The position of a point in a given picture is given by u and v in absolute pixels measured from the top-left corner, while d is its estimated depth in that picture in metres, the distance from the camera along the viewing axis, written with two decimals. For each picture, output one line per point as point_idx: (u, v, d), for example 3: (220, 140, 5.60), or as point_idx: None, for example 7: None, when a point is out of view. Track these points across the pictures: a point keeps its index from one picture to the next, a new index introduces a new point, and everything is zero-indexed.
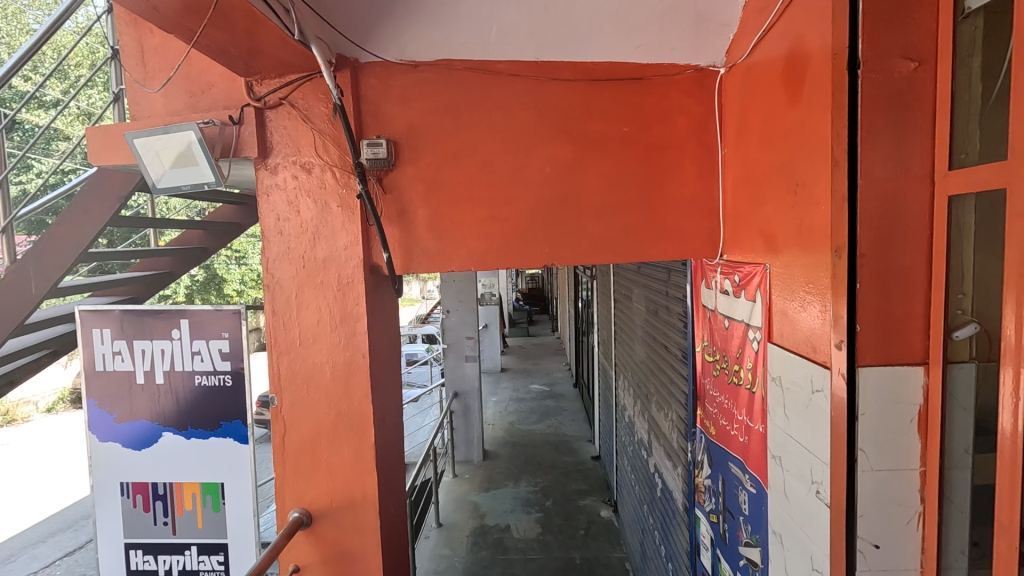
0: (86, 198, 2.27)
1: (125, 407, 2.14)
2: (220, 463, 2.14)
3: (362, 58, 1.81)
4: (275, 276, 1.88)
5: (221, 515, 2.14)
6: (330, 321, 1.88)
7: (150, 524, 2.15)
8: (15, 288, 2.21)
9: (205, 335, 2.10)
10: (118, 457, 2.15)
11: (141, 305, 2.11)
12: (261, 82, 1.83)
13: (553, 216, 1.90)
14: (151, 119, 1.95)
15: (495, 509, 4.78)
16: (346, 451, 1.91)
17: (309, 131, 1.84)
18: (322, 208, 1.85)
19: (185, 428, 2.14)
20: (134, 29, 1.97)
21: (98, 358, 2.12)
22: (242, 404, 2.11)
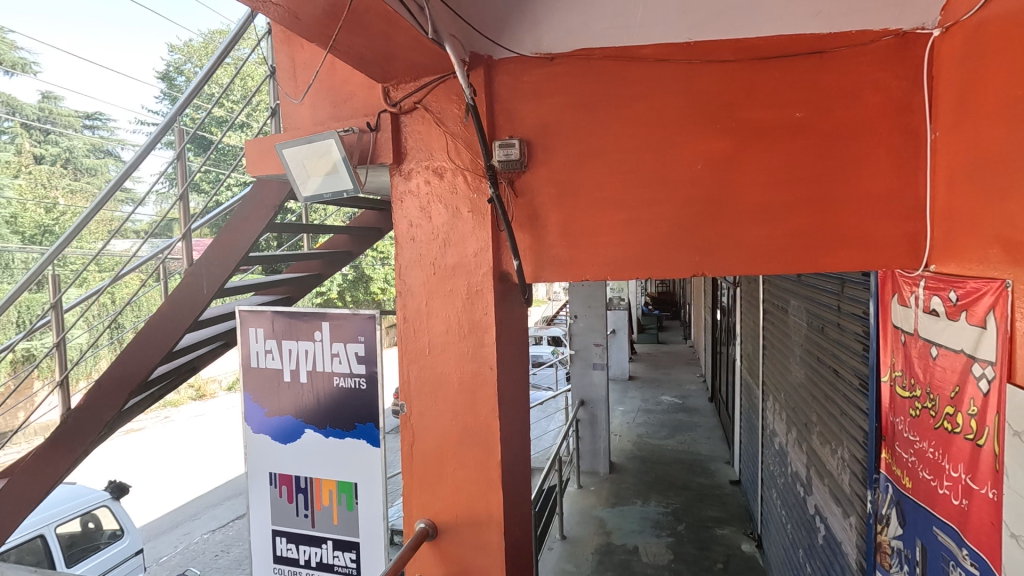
0: (249, 207, 2.49)
1: (274, 402, 2.29)
2: (354, 463, 2.19)
3: (496, 54, 1.72)
4: (406, 282, 1.87)
5: (354, 514, 2.19)
6: (458, 330, 1.81)
7: (292, 515, 2.27)
8: (191, 289, 2.48)
9: (343, 338, 2.16)
10: (268, 448, 2.30)
11: (289, 306, 2.24)
12: (397, 87, 1.82)
13: (704, 220, 1.65)
14: (300, 130, 2.05)
15: (622, 527, 4.52)
16: (470, 466, 1.84)
17: (442, 134, 1.79)
18: (453, 213, 1.79)
19: (324, 426, 2.22)
20: (288, 46, 2.08)
21: (253, 355, 2.29)
22: (374, 407, 2.13)
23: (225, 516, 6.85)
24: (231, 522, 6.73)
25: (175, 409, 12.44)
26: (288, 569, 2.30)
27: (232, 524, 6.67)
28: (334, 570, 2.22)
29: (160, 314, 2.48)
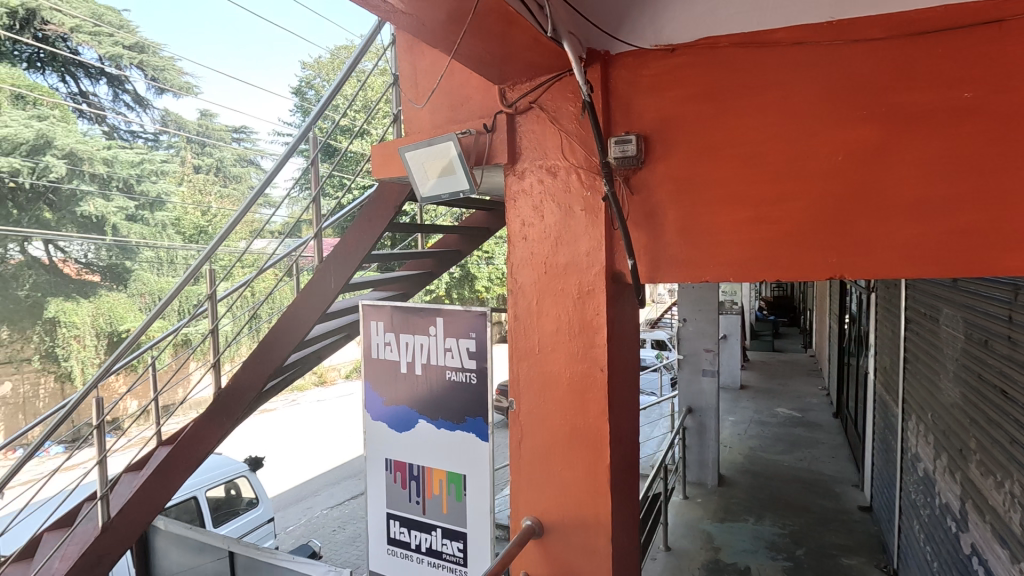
0: (373, 207, 2.66)
1: (391, 392, 2.43)
2: (463, 455, 2.25)
3: (613, 49, 1.69)
4: (518, 281, 1.89)
5: (462, 505, 2.26)
6: (568, 330, 1.80)
7: (405, 500, 2.40)
8: (321, 283, 2.70)
9: (456, 334, 2.23)
10: (385, 435, 2.45)
11: (407, 301, 2.37)
12: (513, 88, 1.85)
13: (843, 217, 1.49)
14: (420, 134, 2.15)
15: (732, 544, 4.24)
16: (578, 467, 1.82)
17: (557, 132, 1.79)
18: (566, 211, 1.78)
19: (436, 418, 2.31)
20: (411, 54, 2.19)
21: (375, 346, 2.45)
22: (483, 402, 2.18)
23: (342, 495, 7.40)
24: (347, 501, 7.25)
25: (301, 393, 13.66)
26: (401, 551, 2.43)
27: (347, 503, 7.19)
28: (443, 557, 2.31)
29: (295, 305, 2.73)
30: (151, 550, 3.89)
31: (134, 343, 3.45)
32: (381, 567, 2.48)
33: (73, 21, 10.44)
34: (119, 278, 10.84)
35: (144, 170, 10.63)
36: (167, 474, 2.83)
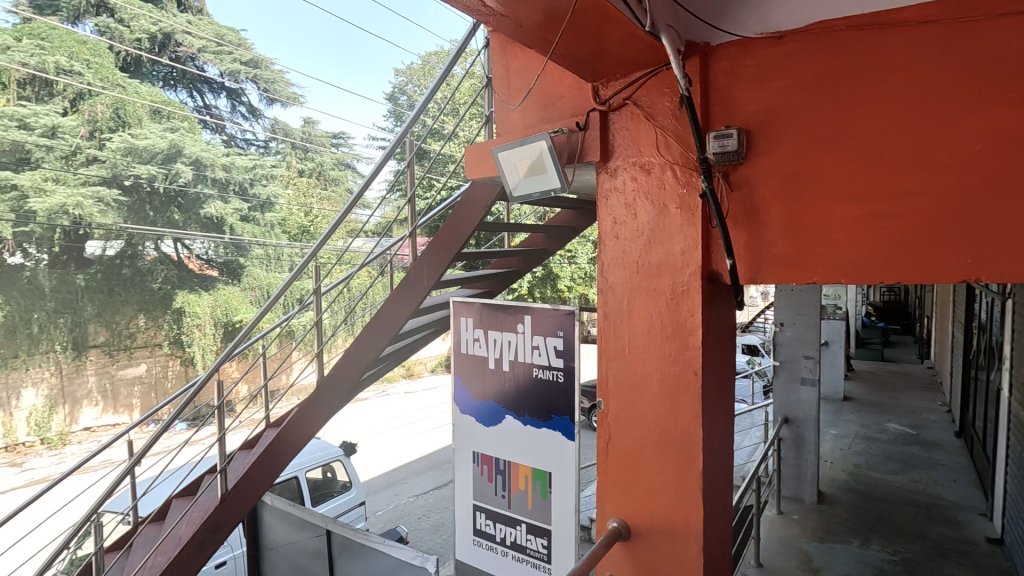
0: (465, 207, 2.75)
1: (479, 387, 2.49)
2: (549, 452, 2.26)
3: (713, 40, 1.63)
4: (609, 280, 1.88)
5: (548, 502, 2.27)
6: (661, 331, 1.76)
7: (491, 493, 2.45)
8: (415, 280, 2.82)
9: (543, 332, 2.25)
10: (473, 429, 2.52)
11: (497, 299, 2.42)
12: (606, 85, 1.83)
13: (980, 214, 1.33)
14: (511, 134, 2.18)
15: (834, 567, 3.93)
16: (668, 472, 1.77)
17: (651, 129, 1.75)
18: (659, 209, 1.74)
19: (523, 415, 2.34)
20: (504, 57, 2.24)
21: (464, 342, 2.53)
22: (570, 401, 2.17)
23: (427, 485, 7.68)
24: (431, 490, 7.52)
25: (390, 385, 14.33)
26: (486, 543, 2.49)
27: (431, 493, 7.45)
28: (527, 552, 2.34)
29: (390, 300, 2.87)
30: (259, 522, 4.25)
31: (249, 333, 3.75)
32: (468, 557, 2.55)
33: (200, 43, 11.68)
34: (234, 273, 11.96)
35: (257, 175, 11.66)
36: (276, 453, 3.08)
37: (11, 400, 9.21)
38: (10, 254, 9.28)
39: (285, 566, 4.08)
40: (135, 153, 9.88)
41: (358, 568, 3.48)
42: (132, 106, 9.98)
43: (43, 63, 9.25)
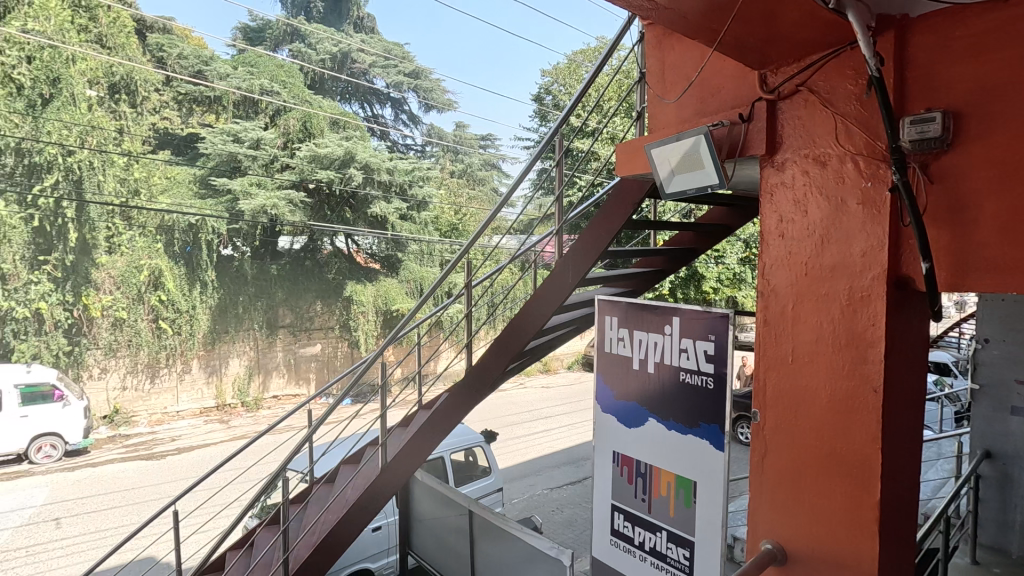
0: (613, 205, 2.75)
1: (621, 387, 2.46)
2: (694, 461, 2.16)
3: (912, 12, 1.43)
4: (773, 282, 1.75)
5: (691, 512, 2.18)
6: (832, 341, 1.59)
7: (631, 496, 2.42)
8: (559, 279, 2.88)
9: (693, 335, 2.15)
10: (614, 429, 2.50)
11: (643, 299, 2.37)
12: (776, 74, 1.71)
13: None
14: (666, 130, 2.13)
15: None
16: (835, 495, 1.59)
17: (829, 116, 1.59)
18: (835, 206, 1.58)
19: (667, 419, 2.27)
20: (660, 50, 2.18)
21: (608, 341, 2.52)
22: (720, 409, 2.05)
23: (561, 479, 7.77)
24: (565, 485, 7.60)
25: (527, 378, 14.74)
26: (624, 545, 2.46)
27: (565, 488, 7.54)
28: (667, 560, 2.27)
29: (536, 297, 2.96)
30: (410, 495, 4.65)
31: (407, 324, 4.07)
32: (604, 556, 2.55)
33: (371, 59, 13.01)
34: (393, 267, 13.15)
35: (415, 177, 12.27)
36: (426, 435, 3.34)
37: (222, 367, 11.15)
38: (225, 247, 11.17)
39: (431, 538, 4.41)
40: (319, 160, 11.08)
41: (496, 550, 3.64)
42: (317, 119, 11.41)
43: (252, 86, 10.99)
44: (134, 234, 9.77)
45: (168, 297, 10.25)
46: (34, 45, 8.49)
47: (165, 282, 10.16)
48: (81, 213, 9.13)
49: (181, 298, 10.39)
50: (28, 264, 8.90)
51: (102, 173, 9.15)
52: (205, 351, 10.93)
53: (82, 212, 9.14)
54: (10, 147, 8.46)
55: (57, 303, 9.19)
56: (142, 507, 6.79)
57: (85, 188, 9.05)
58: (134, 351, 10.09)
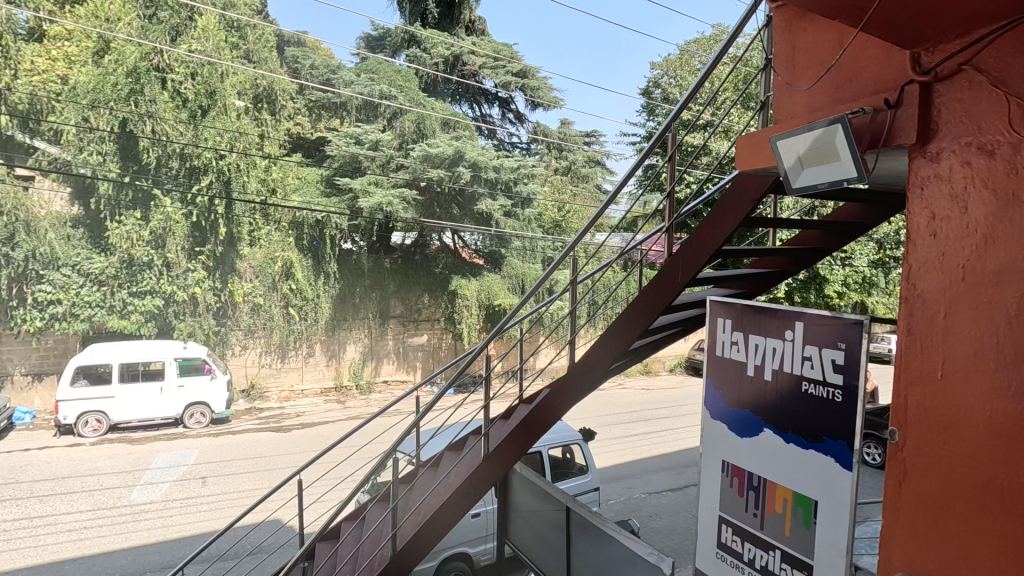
0: (731, 202, 2.61)
1: (733, 393, 2.34)
2: (815, 478, 2.00)
3: None
4: (921, 288, 1.57)
5: (811, 533, 2.02)
6: (994, 358, 1.39)
7: (741, 509, 2.29)
8: (668, 277, 2.79)
9: (818, 342, 1.98)
10: (724, 437, 2.37)
11: (762, 301, 2.23)
12: (933, 53, 1.53)
13: None
14: (794, 119, 2.01)
15: None
16: (991, 534, 1.39)
17: (999, 98, 1.39)
18: (1004, 201, 1.39)
19: (785, 431, 2.12)
20: (788, 32, 2.05)
21: (720, 344, 2.40)
22: (848, 424, 1.88)
23: (660, 485, 7.52)
24: (665, 491, 7.35)
25: (627, 378, 14.44)
26: (731, 559, 2.35)
27: (665, 494, 7.29)
28: None
29: (642, 295, 2.88)
30: (508, 486, 4.75)
31: (512, 318, 4.12)
32: (709, 569, 2.44)
33: (481, 60, 13.39)
34: (497, 263, 13.47)
35: (520, 175, 12.49)
36: (527, 429, 3.38)
37: (340, 351, 12.14)
38: (345, 241, 12.10)
39: (527, 530, 4.48)
40: (430, 160, 11.55)
41: (593, 550, 3.62)
42: (429, 120, 11.93)
43: (373, 92, 11.78)
44: (271, 229, 10.89)
45: (297, 286, 11.32)
46: (197, 63, 9.69)
47: (295, 273, 11.21)
48: (229, 210, 10.35)
49: (308, 287, 11.42)
50: (187, 254, 10.26)
51: (246, 174, 10.29)
52: (327, 336, 11.95)
53: (230, 209, 10.36)
54: (176, 152, 9.72)
55: (209, 289, 10.50)
56: (272, 473, 7.59)
57: (232, 187, 10.24)
58: (268, 333, 11.27)
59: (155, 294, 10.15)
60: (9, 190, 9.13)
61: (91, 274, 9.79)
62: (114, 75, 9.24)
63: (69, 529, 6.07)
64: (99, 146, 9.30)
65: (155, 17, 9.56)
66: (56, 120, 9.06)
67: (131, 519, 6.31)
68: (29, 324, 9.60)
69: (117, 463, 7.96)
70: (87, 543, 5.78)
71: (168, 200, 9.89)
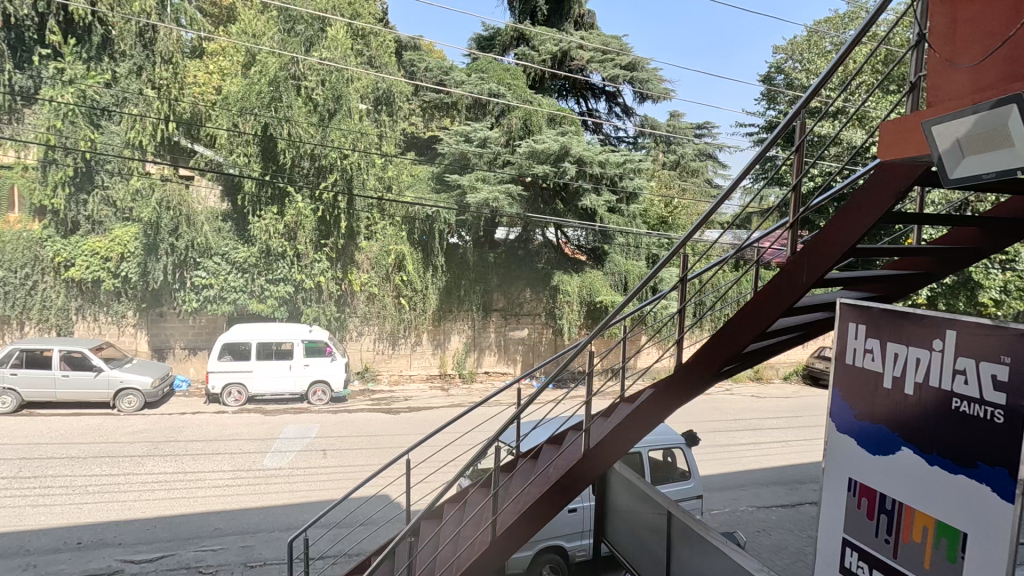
0: (868, 195, 2.38)
1: (865, 406, 2.12)
2: (965, 509, 1.77)
3: None
4: None
5: (957, 569, 1.80)
6: None
7: (870, 533, 2.09)
8: (792, 277, 2.59)
9: (975, 355, 1.75)
10: (852, 454, 2.17)
11: (903, 307, 1.99)
12: None
13: None
14: (956, 99, 1.87)
15: None
16: None
17: None
18: None
19: (928, 452, 1.89)
20: (949, 6, 1.94)
21: (851, 352, 2.19)
22: (1010, 450, 1.64)
23: (770, 500, 7.04)
24: (775, 507, 6.88)
25: (735, 384, 13.67)
26: None
27: (775, 510, 6.82)
28: None
29: (760, 295, 2.70)
30: (606, 485, 4.70)
31: (616, 315, 4.02)
32: None
33: (589, 54, 13.24)
34: (599, 259, 13.31)
35: (626, 170, 11.98)
36: (629, 429, 3.31)
37: (445, 341, 12.74)
38: (452, 236, 12.59)
39: (625, 531, 4.41)
40: (536, 156, 11.53)
41: (695, 559, 3.48)
42: (536, 117, 11.96)
43: (483, 91, 12.08)
44: (386, 223, 11.64)
45: (408, 278, 11.99)
46: (326, 70, 10.44)
47: (406, 266, 11.88)
48: (350, 206, 11.21)
49: (417, 279, 12.03)
50: (315, 246, 11.25)
51: (366, 172, 11.02)
52: (433, 326, 12.57)
53: (351, 205, 11.21)
54: (307, 153, 10.60)
55: (332, 278, 11.45)
56: (382, 452, 8.14)
57: (354, 185, 11.02)
58: (381, 321, 12.06)
59: (287, 281, 11.29)
60: (175, 188, 10.56)
61: (236, 262, 11.09)
62: (259, 84, 10.26)
63: (214, 485, 6.93)
64: (245, 148, 10.45)
65: (292, 31, 10.52)
66: (213, 127, 10.36)
67: (263, 482, 7.07)
68: (187, 305, 11.08)
69: (253, 431, 8.95)
70: (228, 500, 6.56)
71: (300, 196, 10.90)
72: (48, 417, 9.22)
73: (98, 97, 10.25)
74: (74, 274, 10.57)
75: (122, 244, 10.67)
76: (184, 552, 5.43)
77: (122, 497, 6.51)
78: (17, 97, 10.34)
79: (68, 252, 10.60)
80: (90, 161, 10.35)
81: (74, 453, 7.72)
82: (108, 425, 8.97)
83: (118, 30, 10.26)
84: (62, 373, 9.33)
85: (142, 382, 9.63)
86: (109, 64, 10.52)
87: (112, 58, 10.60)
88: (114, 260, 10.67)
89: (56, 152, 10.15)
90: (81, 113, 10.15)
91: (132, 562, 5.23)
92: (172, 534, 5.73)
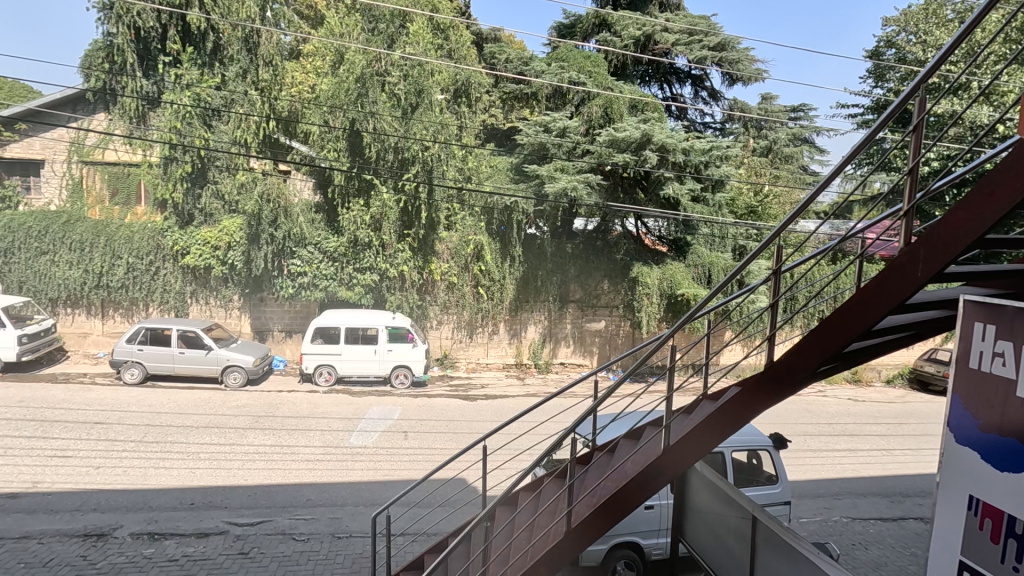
0: (1000, 179, 2.11)
1: (992, 416, 1.89)
2: None
3: None
4: None
5: None
6: None
7: (995, 559, 1.87)
8: (905, 270, 2.35)
9: None
10: (975, 468, 1.94)
11: None
12: None
13: None
14: None
15: None
16: None
17: None
18: None
19: None
20: None
21: (977, 355, 1.96)
22: None
23: (867, 511, 6.52)
24: (874, 520, 6.36)
25: (831, 386, 12.69)
26: None
27: (875, 523, 6.30)
28: None
29: (866, 289, 2.48)
30: (686, 484, 4.54)
31: (701, 308, 3.84)
32: None
33: (675, 37, 12.72)
34: (681, 251, 12.89)
35: (712, 157, 11.34)
36: (711, 429, 3.16)
37: (522, 331, 12.88)
38: (530, 226, 12.65)
39: (705, 532, 4.25)
40: (617, 144, 11.09)
41: (782, 567, 3.28)
42: (617, 104, 11.61)
43: (563, 80, 11.91)
44: (466, 213, 11.84)
45: (486, 267, 12.20)
46: (410, 64, 10.68)
47: (485, 256, 12.08)
48: (431, 196, 11.48)
49: (495, 269, 12.22)
50: (398, 236, 11.67)
51: (446, 164, 11.23)
52: (510, 316, 12.74)
53: (431, 195, 11.48)
54: (392, 146, 10.97)
55: (414, 267, 11.84)
56: (460, 437, 8.37)
57: (434, 176, 11.27)
58: (460, 310, 12.44)
59: (373, 270, 11.83)
60: (275, 181, 11.35)
61: (327, 251, 11.78)
62: (347, 82, 10.64)
63: (307, 459, 7.43)
64: (335, 143, 11.00)
65: (376, 30, 10.89)
66: (308, 124, 11.03)
67: (350, 459, 7.49)
68: (285, 291, 11.90)
69: (342, 411, 9.51)
70: (319, 473, 7.03)
71: (385, 188, 11.32)
72: (168, 389, 10.29)
73: (210, 99, 11.21)
74: (189, 261, 11.68)
75: (229, 234, 11.61)
76: (280, 519, 5.88)
77: (228, 464, 7.15)
78: (144, 102, 11.53)
79: (184, 241, 11.71)
80: (204, 160, 11.40)
81: (189, 422, 8.58)
82: (217, 399, 9.86)
83: (226, 37, 11.15)
84: (179, 350, 10.37)
85: (245, 360, 10.48)
86: (219, 69, 11.45)
87: (221, 63, 11.54)
88: (222, 248, 11.65)
89: (176, 150, 11.19)
90: (196, 114, 11.19)
91: (236, 524, 5.74)
92: (270, 502, 6.22)
